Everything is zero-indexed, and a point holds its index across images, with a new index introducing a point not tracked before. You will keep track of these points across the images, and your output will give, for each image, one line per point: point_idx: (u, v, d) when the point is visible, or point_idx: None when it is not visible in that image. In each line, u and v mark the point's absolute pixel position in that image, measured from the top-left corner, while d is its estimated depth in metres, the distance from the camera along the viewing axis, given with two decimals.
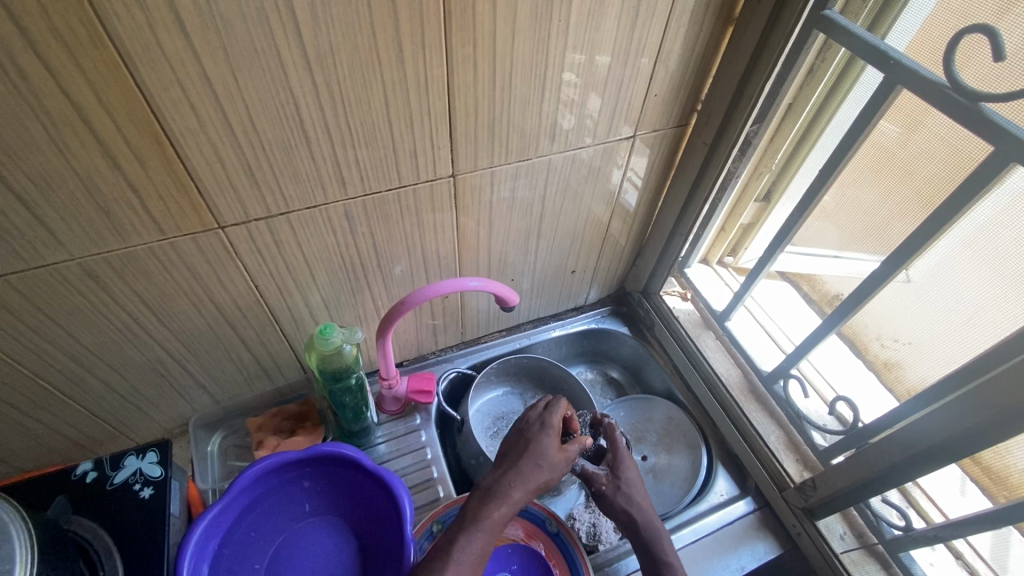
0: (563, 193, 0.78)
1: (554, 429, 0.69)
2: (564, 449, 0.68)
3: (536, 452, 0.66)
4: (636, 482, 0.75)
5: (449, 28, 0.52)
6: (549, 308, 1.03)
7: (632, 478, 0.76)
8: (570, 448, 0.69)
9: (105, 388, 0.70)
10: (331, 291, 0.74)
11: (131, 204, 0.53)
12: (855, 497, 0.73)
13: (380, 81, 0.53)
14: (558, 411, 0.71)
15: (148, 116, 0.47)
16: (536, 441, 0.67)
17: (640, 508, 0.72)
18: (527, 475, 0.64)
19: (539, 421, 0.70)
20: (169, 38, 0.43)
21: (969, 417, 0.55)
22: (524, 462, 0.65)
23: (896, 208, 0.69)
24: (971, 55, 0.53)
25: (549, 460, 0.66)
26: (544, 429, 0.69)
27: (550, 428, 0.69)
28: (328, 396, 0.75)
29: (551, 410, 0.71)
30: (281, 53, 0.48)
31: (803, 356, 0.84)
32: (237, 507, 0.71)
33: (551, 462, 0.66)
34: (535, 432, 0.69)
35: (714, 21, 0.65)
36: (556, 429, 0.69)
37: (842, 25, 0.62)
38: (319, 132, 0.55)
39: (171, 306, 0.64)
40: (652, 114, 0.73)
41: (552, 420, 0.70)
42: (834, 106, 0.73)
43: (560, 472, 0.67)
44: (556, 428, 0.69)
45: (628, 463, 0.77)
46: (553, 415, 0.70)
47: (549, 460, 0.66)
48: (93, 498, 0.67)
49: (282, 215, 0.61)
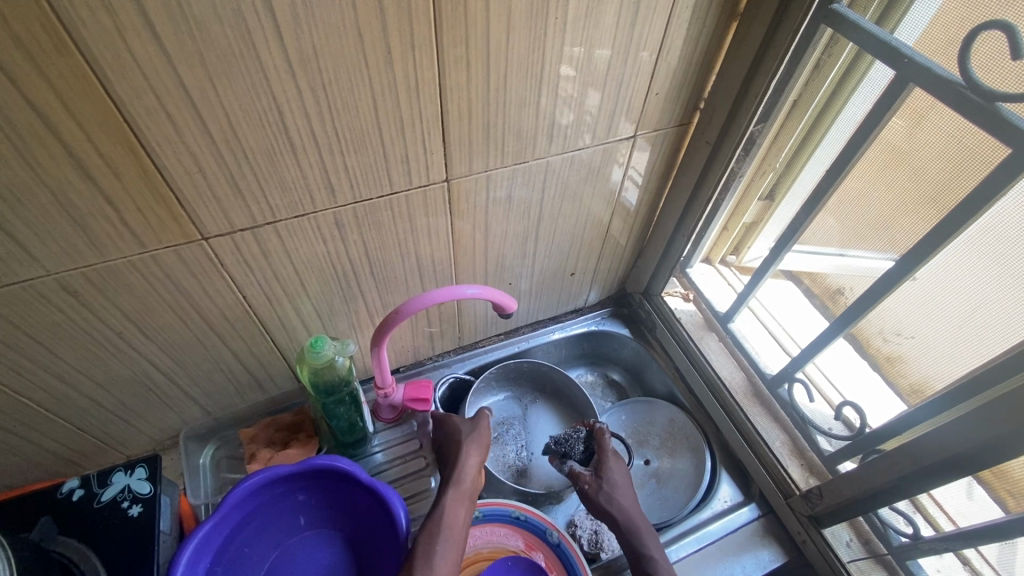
0: (561, 195, 0.76)
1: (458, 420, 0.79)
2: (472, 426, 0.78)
3: (458, 442, 0.76)
4: (619, 482, 0.76)
5: (439, 28, 0.50)
6: (549, 311, 1.01)
7: (616, 478, 0.76)
8: (479, 422, 0.79)
9: (91, 403, 0.68)
10: (322, 301, 0.71)
11: (108, 217, 0.51)
12: (863, 508, 0.72)
13: (368, 85, 0.51)
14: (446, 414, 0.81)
15: (122, 126, 0.45)
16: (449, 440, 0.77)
17: (619, 505, 0.73)
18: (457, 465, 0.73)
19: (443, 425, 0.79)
20: (141, 44, 0.41)
21: (983, 432, 0.53)
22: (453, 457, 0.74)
23: (905, 210, 0.67)
24: (986, 50, 0.50)
25: (468, 439, 0.76)
26: (449, 427, 0.78)
27: (451, 422, 0.79)
28: (321, 409, 0.74)
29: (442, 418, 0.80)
30: (261, 56, 0.45)
31: (809, 360, 0.82)
32: (230, 523, 0.68)
33: (472, 440, 0.76)
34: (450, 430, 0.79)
35: (718, 16, 0.63)
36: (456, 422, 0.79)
37: (851, 21, 0.60)
38: (305, 139, 0.52)
39: (156, 320, 0.62)
40: (652, 113, 0.71)
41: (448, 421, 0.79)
42: (841, 103, 0.70)
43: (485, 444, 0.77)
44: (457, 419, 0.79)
45: (612, 465, 0.78)
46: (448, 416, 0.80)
47: (470, 438, 0.76)
48: (80, 516, 0.65)
49: (268, 224, 0.58)
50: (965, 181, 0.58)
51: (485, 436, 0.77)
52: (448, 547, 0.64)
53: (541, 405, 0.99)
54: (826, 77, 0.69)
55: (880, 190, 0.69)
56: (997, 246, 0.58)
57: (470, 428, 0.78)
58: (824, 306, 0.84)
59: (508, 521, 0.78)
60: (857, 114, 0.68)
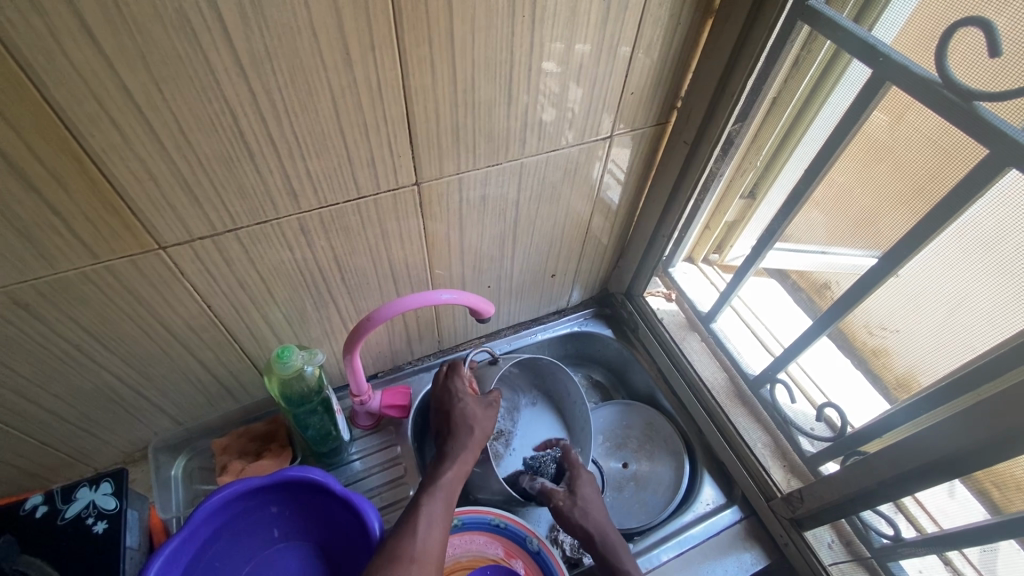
0: (538, 196, 0.74)
1: (469, 393, 0.80)
2: (482, 405, 0.79)
3: (467, 416, 0.77)
4: (592, 498, 0.77)
5: (400, 27, 0.48)
6: (530, 313, 0.99)
7: (588, 494, 0.78)
8: (488, 404, 0.80)
9: (53, 417, 0.66)
10: (292, 307, 0.69)
11: (55, 228, 0.48)
12: (843, 512, 0.71)
13: (327, 87, 0.49)
14: (460, 376, 0.81)
15: (63, 133, 0.43)
16: (455, 410, 0.78)
17: (595, 521, 0.75)
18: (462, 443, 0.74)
19: (451, 393, 0.79)
20: (77, 47, 0.39)
21: (963, 439, 0.53)
22: (455, 430, 0.76)
23: (883, 210, 0.66)
24: (962, 49, 0.49)
25: (479, 418, 0.77)
26: (458, 397, 0.79)
27: (461, 394, 0.79)
28: (293, 420, 0.72)
29: (452, 380, 0.80)
30: (210, 59, 0.43)
31: (790, 359, 0.81)
32: (199, 539, 0.66)
33: (478, 421, 0.77)
34: (456, 398, 0.79)
35: (693, 13, 0.61)
36: (468, 393, 0.80)
37: (828, 17, 0.59)
38: (263, 144, 0.50)
39: (115, 331, 0.60)
40: (629, 112, 0.69)
41: (459, 388, 0.80)
42: (819, 100, 0.69)
43: (490, 425, 0.78)
44: (470, 393, 0.80)
45: (584, 481, 0.80)
46: (460, 382, 0.80)
47: (479, 417, 0.77)
48: (43, 534, 0.63)
49: (229, 232, 0.56)
50: (942, 181, 0.57)
51: (492, 419, 0.79)
52: (438, 518, 0.67)
53: (538, 406, 0.95)
54: (804, 74, 0.67)
55: (859, 190, 0.68)
56: (976, 247, 0.57)
57: (481, 407, 0.79)
58: (810, 299, 0.81)
59: (487, 528, 0.77)
60: (836, 111, 0.67)
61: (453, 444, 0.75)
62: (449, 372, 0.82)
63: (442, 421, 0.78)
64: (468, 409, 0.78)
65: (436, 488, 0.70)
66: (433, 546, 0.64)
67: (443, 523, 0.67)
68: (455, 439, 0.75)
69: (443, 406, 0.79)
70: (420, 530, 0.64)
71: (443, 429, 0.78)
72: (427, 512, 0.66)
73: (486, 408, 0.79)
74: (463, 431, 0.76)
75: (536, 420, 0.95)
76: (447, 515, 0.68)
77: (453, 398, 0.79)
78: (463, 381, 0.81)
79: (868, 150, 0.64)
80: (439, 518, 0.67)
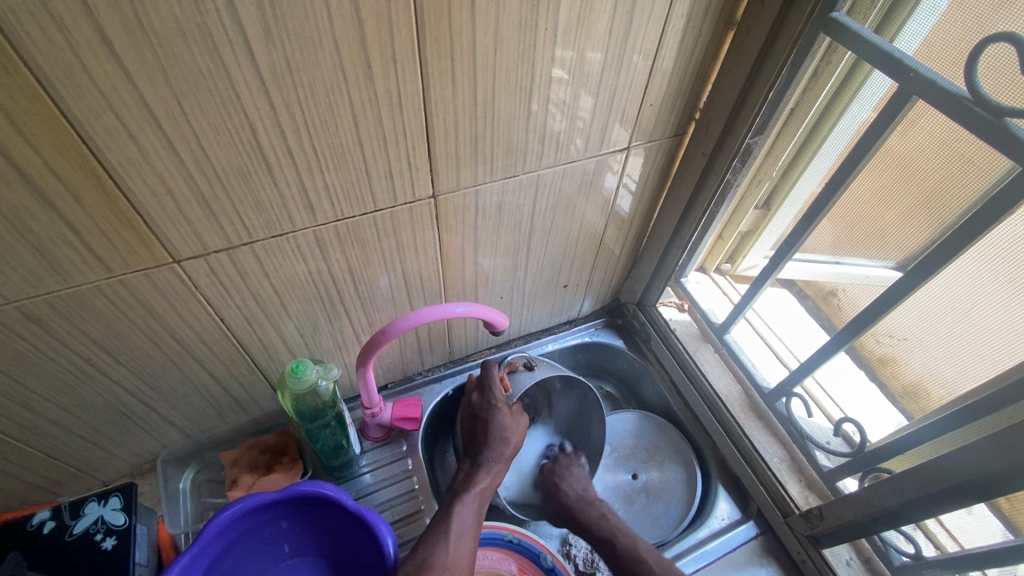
0: (553, 207, 0.73)
1: (503, 401, 0.79)
2: (514, 415, 0.80)
3: (501, 429, 0.77)
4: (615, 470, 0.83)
5: (422, 40, 0.47)
6: (542, 322, 0.98)
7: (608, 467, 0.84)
8: (519, 413, 0.80)
9: (62, 431, 0.65)
10: (305, 320, 0.68)
11: (70, 242, 0.47)
12: (863, 531, 0.70)
13: (348, 101, 0.48)
14: (495, 380, 0.79)
15: (81, 148, 0.42)
16: (490, 419, 0.78)
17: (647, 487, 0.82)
18: (496, 453, 0.76)
19: (486, 401, 0.79)
20: (96, 61, 0.38)
21: (991, 462, 0.52)
22: (491, 441, 0.76)
23: (905, 225, 0.65)
24: (995, 65, 0.48)
25: (513, 432, 0.78)
26: (493, 405, 0.79)
27: (497, 403, 0.79)
28: (305, 434, 0.72)
29: (488, 387, 0.80)
30: (231, 73, 0.42)
31: (807, 374, 0.80)
32: (210, 555, 0.65)
33: (512, 432, 0.78)
34: (490, 409, 0.78)
35: (715, 25, 0.60)
36: (503, 402, 0.79)
37: (852, 31, 0.57)
38: (281, 158, 0.50)
39: (127, 345, 0.59)
40: (647, 124, 0.68)
41: (495, 396, 0.79)
42: (838, 112, 0.68)
43: (522, 435, 0.79)
44: (504, 401, 0.79)
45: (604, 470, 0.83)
46: (496, 390, 0.79)
47: (512, 431, 0.78)
48: (50, 551, 0.62)
49: (245, 245, 0.55)
50: (967, 197, 0.56)
51: (523, 430, 0.80)
52: (470, 526, 0.68)
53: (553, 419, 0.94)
54: (824, 85, 0.66)
55: (880, 203, 0.67)
56: (1002, 264, 0.56)
57: (514, 417, 0.79)
58: (816, 306, 0.84)
59: (501, 544, 0.76)
60: (857, 121, 0.66)
61: (487, 453, 0.76)
62: (482, 374, 0.81)
63: (476, 427, 0.79)
64: (503, 421, 0.78)
65: (469, 495, 0.72)
66: (464, 556, 0.65)
67: (473, 533, 0.68)
68: (488, 448, 0.76)
69: (478, 413, 0.80)
70: (453, 539, 0.66)
71: (475, 437, 0.78)
72: (459, 520, 0.68)
73: (517, 420, 0.80)
74: (496, 441, 0.76)
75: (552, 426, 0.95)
76: (479, 525, 0.69)
77: (489, 407, 0.79)
78: (498, 388, 0.80)
79: (890, 163, 0.64)
80: (471, 528, 0.68)
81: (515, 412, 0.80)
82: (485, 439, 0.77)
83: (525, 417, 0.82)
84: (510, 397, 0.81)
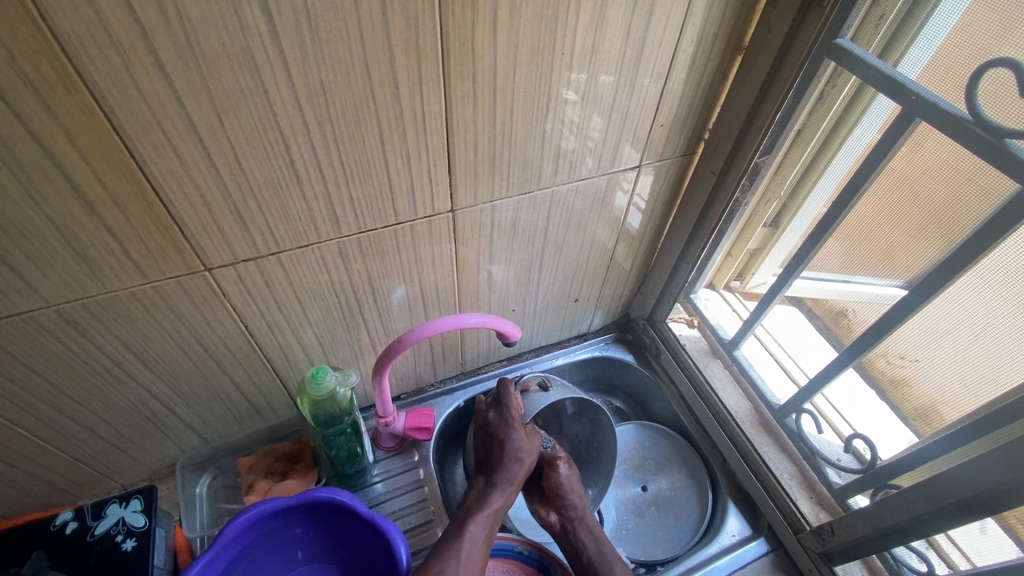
0: (566, 223, 0.76)
1: (518, 421, 0.80)
2: (528, 435, 0.81)
3: (514, 450, 0.78)
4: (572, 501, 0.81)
5: (447, 64, 0.50)
6: (552, 336, 0.99)
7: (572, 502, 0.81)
8: (534, 433, 0.81)
9: (88, 433, 0.67)
10: (324, 329, 0.71)
11: (109, 249, 0.50)
12: (876, 547, 0.70)
13: (376, 119, 0.51)
14: (510, 400, 0.81)
15: (127, 160, 0.45)
16: (506, 438, 0.78)
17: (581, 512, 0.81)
18: (510, 471, 0.77)
19: (502, 419, 0.80)
20: (149, 81, 0.41)
21: (999, 476, 0.53)
22: (506, 460, 0.77)
23: (909, 242, 0.66)
24: (995, 86, 0.50)
25: (526, 453, 0.79)
26: (509, 424, 0.80)
27: (513, 422, 0.80)
28: (322, 440, 0.74)
29: (504, 406, 0.81)
30: (270, 92, 0.45)
31: (818, 391, 0.81)
32: (226, 558, 0.66)
33: (525, 453, 0.79)
34: (504, 429, 0.79)
35: (723, 50, 0.63)
36: (519, 422, 0.80)
37: (856, 55, 0.59)
38: (311, 172, 0.52)
39: (156, 350, 0.61)
40: (658, 143, 0.71)
41: (510, 414, 0.80)
42: (844, 134, 0.70)
43: (535, 455, 0.80)
44: (519, 420, 0.80)
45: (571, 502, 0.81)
46: (511, 409, 0.81)
47: (525, 452, 0.79)
48: (72, 551, 0.64)
49: (272, 254, 0.58)
50: (972, 215, 0.58)
51: (537, 450, 0.81)
52: (481, 544, 0.69)
53: (564, 436, 0.95)
54: (830, 107, 0.68)
55: (887, 221, 0.68)
56: (1006, 283, 0.57)
57: (528, 437, 0.80)
58: (827, 326, 0.84)
59: (511, 556, 0.77)
60: (861, 143, 0.69)
61: (501, 472, 0.77)
62: (498, 392, 0.82)
63: (491, 445, 0.79)
64: (518, 441, 0.79)
65: (481, 512, 0.72)
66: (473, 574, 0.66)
67: (483, 551, 0.69)
68: (502, 466, 0.77)
69: (493, 431, 0.80)
70: (462, 555, 0.67)
71: (489, 454, 0.79)
72: (470, 538, 0.69)
73: (531, 441, 0.80)
74: (510, 460, 0.77)
75: (561, 445, 0.95)
76: (489, 543, 0.70)
77: (505, 426, 0.79)
78: (513, 407, 0.81)
79: (895, 182, 0.65)
80: (482, 547, 0.69)
81: (531, 433, 0.81)
82: (500, 457, 0.77)
83: (539, 437, 0.83)
84: (524, 417, 0.82)
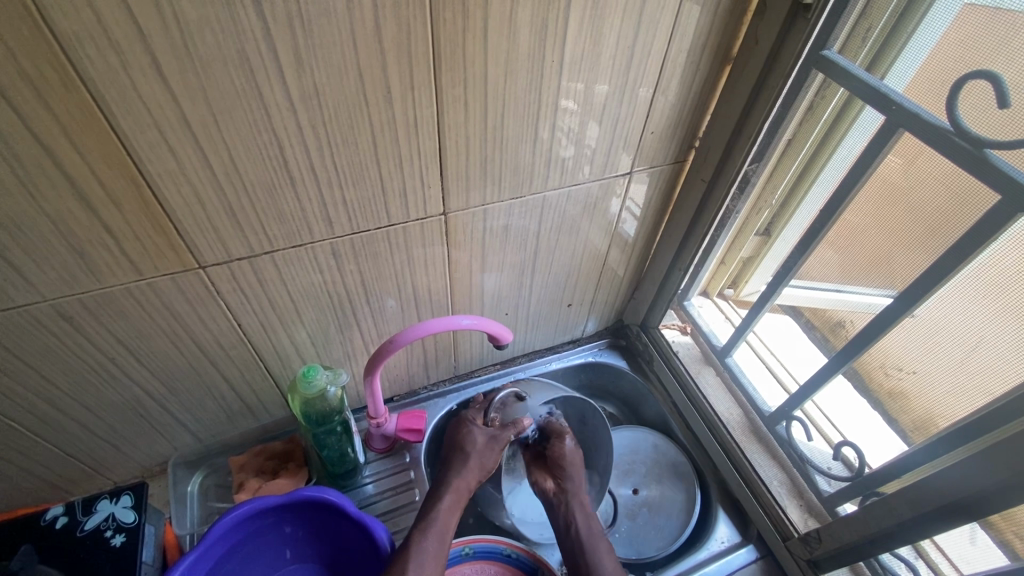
0: (559, 228, 0.77)
1: (478, 429, 0.81)
2: (488, 441, 0.80)
3: (464, 456, 0.78)
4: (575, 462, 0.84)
5: (438, 69, 0.51)
6: (546, 341, 1.00)
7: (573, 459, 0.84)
8: (497, 441, 0.80)
9: (81, 429, 0.67)
10: (317, 329, 0.71)
11: (107, 246, 0.51)
12: (864, 555, 0.70)
13: (369, 123, 0.52)
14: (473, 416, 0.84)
15: (125, 159, 0.46)
16: (460, 445, 0.79)
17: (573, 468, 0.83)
18: (460, 477, 0.76)
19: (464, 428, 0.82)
20: (146, 82, 0.42)
21: (979, 481, 0.53)
22: (456, 465, 0.77)
23: (895, 249, 0.67)
24: (973, 98, 0.51)
25: (476, 456, 0.78)
26: (467, 432, 0.81)
27: (471, 431, 0.81)
28: (313, 440, 0.75)
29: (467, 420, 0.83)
30: (264, 94, 0.46)
31: (807, 398, 0.81)
32: (213, 557, 0.66)
33: (476, 455, 0.78)
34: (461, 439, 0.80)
35: (713, 59, 0.64)
36: (479, 429, 0.81)
37: (841, 67, 0.60)
38: (305, 173, 0.53)
39: (151, 347, 0.62)
40: (649, 151, 0.72)
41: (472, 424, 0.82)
42: (834, 144, 0.71)
43: (492, 462, 0.79)
44: (479, 428, 0.82)
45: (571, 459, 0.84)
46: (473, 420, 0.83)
47: (475, 456, 0.78)
48: (62, 546, 0.64)
49: (266, 254, 0.59)
50: (960, 223, 0.58)
51: (495, 456, 0.79)
52: (429, 555, 0.67)
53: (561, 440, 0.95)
54: (819, 117, 0.69)
55: (877, 231, 0.69)
56: (995, 291, 0.57)
57: (487, 443, 0.80)
58: (824, 338, 0.83)
59: (499, 558, 0.77)
60: (852, 152, 0.69)
61: (453, 478, 0.76)
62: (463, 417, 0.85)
63: (450, 454, 0.79)
64: (471, 445, 0.79)
65: (430, 523, 0.71)
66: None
67: (436, 560, 0.67)
68: (455, 472, 0.76)
69: (453, 441, 0.81)
70: (411, 566, 0.65)
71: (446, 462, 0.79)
72: (418, 549, 0.67)
73: (487, 447, 0.79)
74: (463, 465, 0.77)
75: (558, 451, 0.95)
76: (442, 554, 0.68)
77: (463, 434, 0.81)
78: (475, 419, 0.83)
79: (884, 190, 0.66)
80: (433, 556, 0.67)
81: (491, 439, 0.80)
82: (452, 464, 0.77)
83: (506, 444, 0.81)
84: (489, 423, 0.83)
